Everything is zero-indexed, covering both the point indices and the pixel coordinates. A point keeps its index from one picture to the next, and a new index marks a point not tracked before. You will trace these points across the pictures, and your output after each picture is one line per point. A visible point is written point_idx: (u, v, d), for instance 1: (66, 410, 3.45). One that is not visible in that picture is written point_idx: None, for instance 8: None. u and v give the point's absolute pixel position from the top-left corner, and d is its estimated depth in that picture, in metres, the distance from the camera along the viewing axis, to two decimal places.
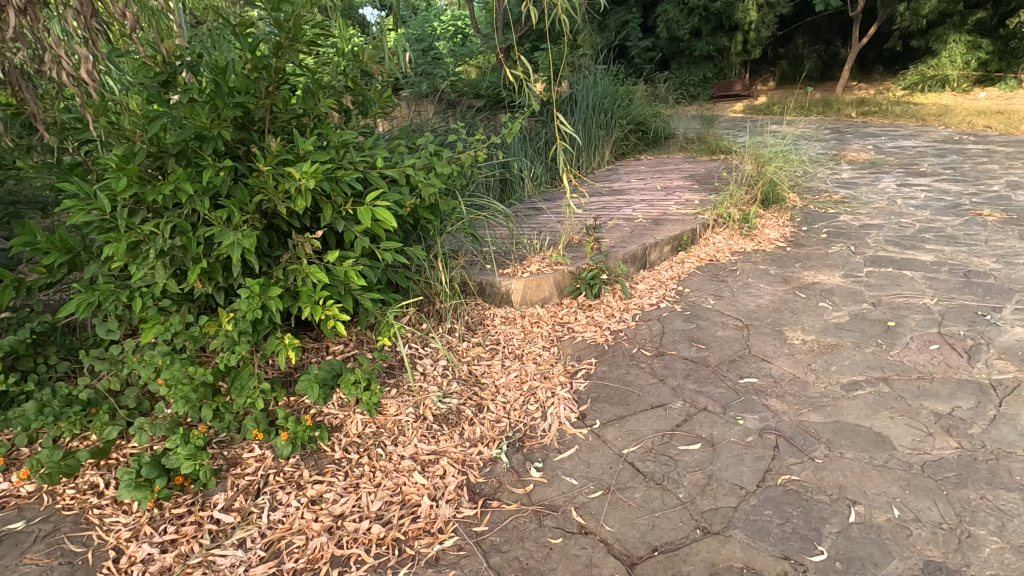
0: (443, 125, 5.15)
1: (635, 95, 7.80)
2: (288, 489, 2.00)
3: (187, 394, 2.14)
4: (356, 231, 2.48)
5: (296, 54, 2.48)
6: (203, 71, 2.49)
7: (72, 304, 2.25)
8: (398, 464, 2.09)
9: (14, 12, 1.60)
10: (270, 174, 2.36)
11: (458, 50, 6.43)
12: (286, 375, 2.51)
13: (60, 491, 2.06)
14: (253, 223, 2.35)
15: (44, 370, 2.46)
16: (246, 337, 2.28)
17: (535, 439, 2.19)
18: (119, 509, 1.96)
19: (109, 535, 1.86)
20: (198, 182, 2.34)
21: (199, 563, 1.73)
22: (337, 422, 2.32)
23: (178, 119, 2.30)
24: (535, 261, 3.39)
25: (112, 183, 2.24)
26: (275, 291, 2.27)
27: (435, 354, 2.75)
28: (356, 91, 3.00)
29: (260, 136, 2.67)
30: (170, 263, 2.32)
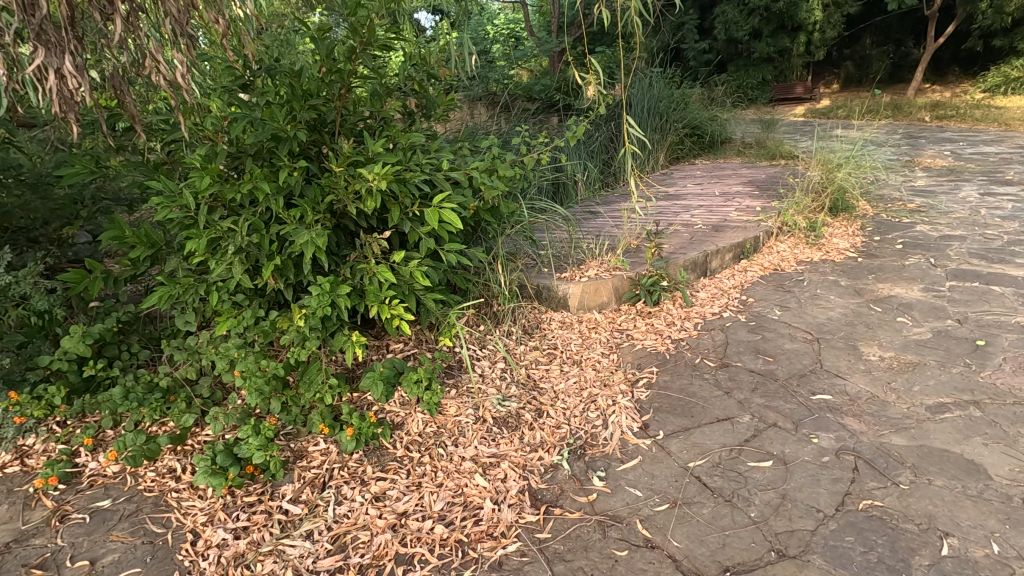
0: (499, 128, 5.16)
1: (692, 98, 7.62)
2: (352, 484, 2.04)
3: (259, 387, 2.21)
4: (421, 232, 2.52)
5: (369, 58, 2.55)
6: (279, 75, 2.59)
7: (155, 295, 2.37)
8: (459, 466, 2.09)
9: (120, 19, 1.68)
10: (342, 175, 2.43)
11: (514, 54, 6.45)
12: (349, 371, 2.57)
13: (141, 473, 2.18)
14: (324, 222, 2.42)
15: (127, 357, 2.61)
16: (316, 332, 2.35)
17: (597, 447, 2.16)
18: (195, 494, 2.05)
19: (186, 518, 1.95)
20: (274, 182, 2.43)
21: (270, 552, 1.79)
22: (399, 420, 2.36)
23: (258, 121, 2.39)
24: (593, 266, 3.35)
25: (196, 182, 2.35)
26: (343, 289, 2.33)
27: (493, 356, 2.75)
28: (421, 94, 3.05)
29: (331, 137, 2.75)
30: (246, 259, 2.40)
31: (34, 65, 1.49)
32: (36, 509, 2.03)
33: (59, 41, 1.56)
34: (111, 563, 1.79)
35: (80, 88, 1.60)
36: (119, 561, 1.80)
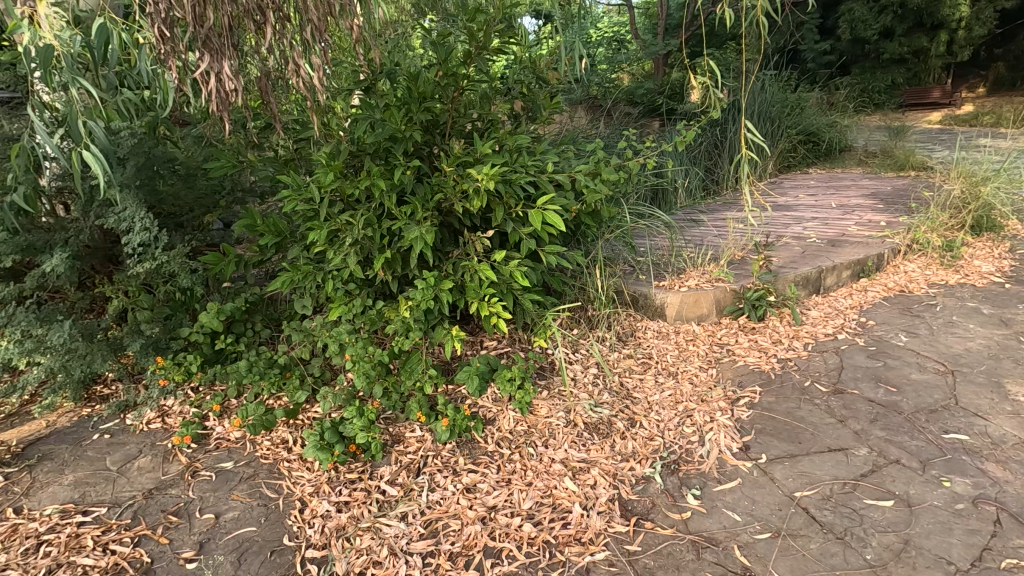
0: (600, 132, 5.09)
1: (809, 102, 7.13)
2: (445, 474, 2.11)
3: (366, 371, 2.35)
4: (523, 233, 2.55)
5: (483, 62, 2.63)
6: (398, 79, 2.73)
7: (279, 280, 2.59)
8: (549, 467, 2.10)
9: (271, 28, 1.85)
10: (452, 175, 2.52)
11: (616, 57, 6.38)
12: (446, 364, 2.66)
13: (259, 441, 2.39)
14: (432, 220, 2.52)
15: (252, 335, 2.88)
16: (419, 324, 2.45)
17: (692, 464, 2.08)
18: (304, 465, 2.22)
19: (296, 486, 2.11)
20: (389, 180, 2.58)
21: (368, 528, 1.89)
22: (491, 415, 2.41)
23: (378, 122, 2.54)
24: (694, 275, 3.22)
25: (320, 178, 2.54)
26: (447, 284, 2.42)
27: (586, 360, 2.73)
28: (528, 97, 3.10)
29: (442, 138, 2.86)
30: (360, 251, 2.56)
31: (200, 70, 1.69)
32: (173, 463, 2.29)
33: (221, 48, 1.75)
34: (232, 519, 1.98)
35: (235, 90, 1.79)
36: (238, 518, 1.98)
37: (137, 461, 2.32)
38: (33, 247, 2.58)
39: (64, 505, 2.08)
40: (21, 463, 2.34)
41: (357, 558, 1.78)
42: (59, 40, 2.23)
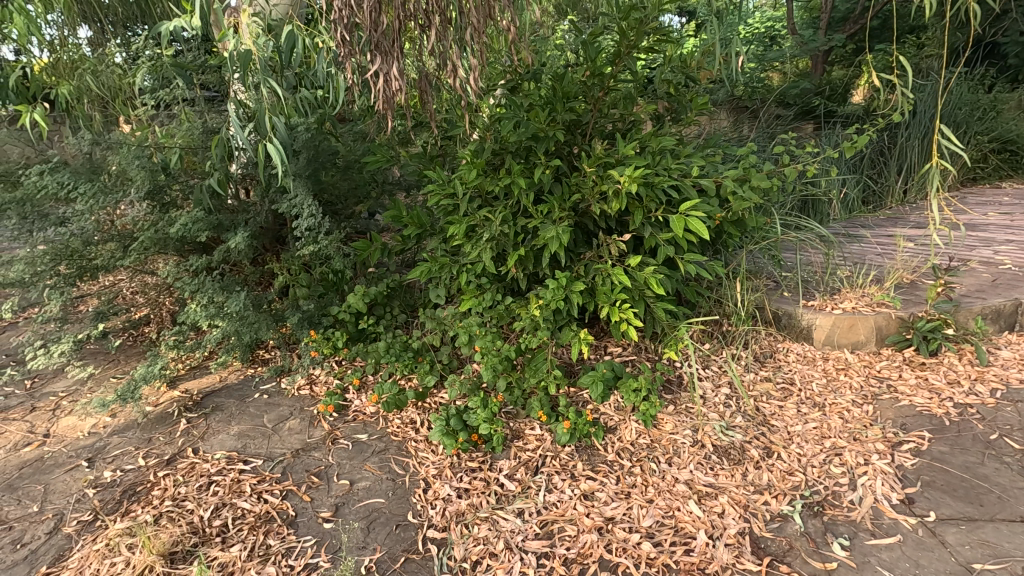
0: (745, 136, 4.74)
1: (1009, 104, 6.08)
2: (563, 476, 2.10)
3: (493, 364, 2.41)
4: (661, 239, 2.45)
5: (632, 62, 2.56)
6: (544, 78, 2.75)
7: (419, 269, 2.75)
8: (672, 486, 2.00)
9: (435, 31, 1.95)
10: (592, 175, 2.49)
11: (767, 55, 5.91)
12: (569, 365, 2.65)
13: (390, 419, 2.56)
14: (568, 220, 2.52)
15: (390, 318, 3.08)
16: (547, 323, 2.46)
17: (838, 509, 1.86)
18: (430, 447, 2.33)
19: (422, 467, 2.22)
20: (528, 178, 2.61)
21: (486, 519, 1.93)
22: (612, 423, 2.35)
23: (522, 121, 2.58)
24: (851, 297, 2.87)
25: (464, 174, 2.64)
26: (578, 286, 2.40)
27: (717, 378, 2.56)
28: (675, 97, 2.96)
29: (583, 138, 2.84)
30: (495, 247, 2.63)
31: (373, 72, 1.83)
32: (317, 428, 2.53)
33: (390, 50, 1.88)
34: (364, 488, 2.13)
35: (399, 89, 1.91)
36: (369, 488, 2.13)
37: (288, 421, 2.60)
38: (222, 226, 2.98)
39: (229, 452, 2.38)
40: (200, 410, 2.73)
41: (474, 546, 1.82)
42: (256, 46, 2.54)
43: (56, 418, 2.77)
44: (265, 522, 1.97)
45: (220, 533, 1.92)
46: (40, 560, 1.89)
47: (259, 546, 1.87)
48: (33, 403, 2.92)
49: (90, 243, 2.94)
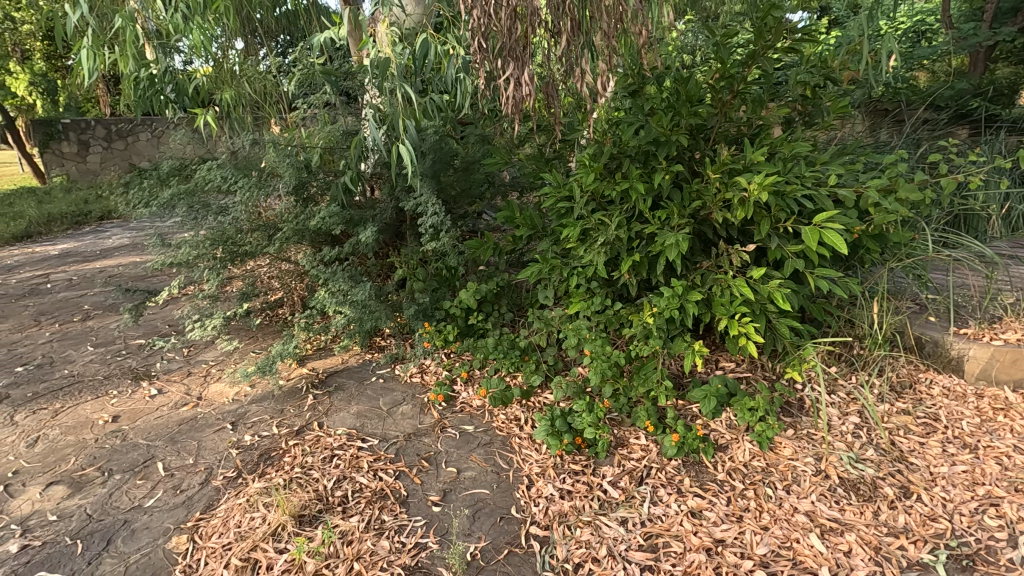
0: (886, 141, 4.31)
1: None
2: (669, 491, 2.04)
3: (602, 370, 2.39)
4: (789, 252, 2.30)
5: (766, 63, 2.43)
6: (669, 82, 2.69)
7: (531, 269, 2.80)
8: (790, 515, 1.87)
9: (566, 37, 1.97)
10: (716, 181, 2.39)
11: (915, 52, 5.34)
12: (678, 377, 2.57)
13: (495, 414, 2.64)
14: (687, 227, 2.44)
15: (498, 316, 3.17)
16: (659, 332, 2.40)
17: (993, 567, 1.64)
18: (533, 445, 2.37)
19: (525, 464, 2.26)
20: (647, 183, 2.56)
21: (589, 523, 1.92)
22: (724, 441, 2.24)
23: (644, 125, 2.54)
24: (1016, 328, 2.52)
25: (581, 178, 2.66)
26: (695, 295, 2.32)
27: (844, 405, 2.36)
28: (811, 100, 2.77)
29: (706, 143, 2.73)
30: (609, 252, 2.61)
31: (506, 78, 1.90)
32: (427, 415, 2.67)
33: (522, 56, 1.93)
34: (470, 478, 2.21)
35: (528, 94, 1.96)
36: (475, 478, 2.20)
37: (402, 406, 2.76)
38: (352, 220, 3.23)
39: (349, 429, 2.58)
40: (324, 388, 2.98)
41: (576, 549, 1.83)
42: (393, 53, 2.72)
43: (207, 383, 3.16)
44: (380, 498, 2.11)
45: (341, 503, 2.09)
46: (194, 505, 2.16)
47: (375, 520, 2.00)
48: (189, 368, 3.36)
49: (242, 231, 3.31)
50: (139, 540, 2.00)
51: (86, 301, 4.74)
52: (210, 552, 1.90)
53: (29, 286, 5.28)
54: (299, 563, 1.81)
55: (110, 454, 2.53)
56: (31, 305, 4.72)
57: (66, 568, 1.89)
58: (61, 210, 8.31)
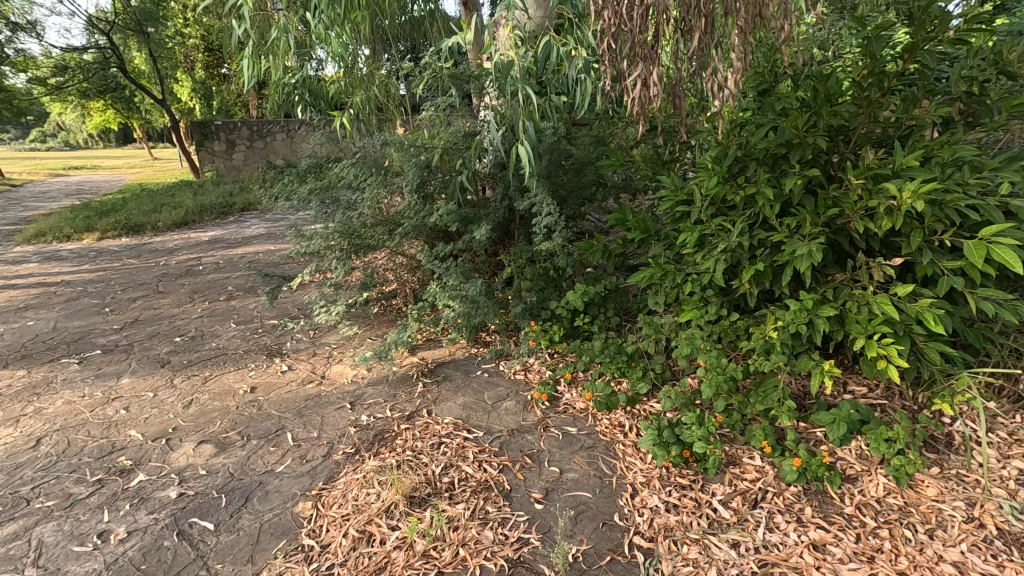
0: None
1: None
2: (788, 519, 1.90)
3: (717, 383, 2.28)
4: (945, 268, 2.05)
5: (926, 57, 2.18)
6: (806, 80, 2.49)
7: (643, 274, 2.74)
8: (933, 564, 1.68)
9: (699, 36, 1.89)
10: (859, 188, 2.19)
11: None
12: (801, 398, 2.39)
13: (599, 418, 2.61)
14: (821, 236, 2.26)
15: (604, 319, 3.14)
16: (783, 348, 2.25)
17: None
18: (638, 454, 2.32)
19: (629, 471, 2.22)
20: (776, 188, 2.41)
21: (697, 541, 1.85)
22: (853, 472, 2.05)
23: (776, 127, 2.38)
24: None
25: (703, 181, 2.55)
26: (827, 310, 2.15)
27: (1006, 447, 2.07)
28: (979, 98, 2.45)
29: (847, 146, 2.51)
30: (729, 259, 2.49)
31: (634, 79, 1.87)
32: (531, 413, 2.71)
33: (651, 56, 1.89)
34: (572, 479, 2.21)
35: (656, 95, 1.91)
36: (577, 480, 2.20)
37: (506, 402, 2.82)
38: (467, 218, 3.35)
39: (456, 419, 2.68)
40: (433, 377, 3.12)
41: (683, 566, 1.76)
42: (517, 56, 2.79)
43: (329, 363, 3.44)
44: (485, 489, 2.17)
45: (448, 489, 2.17)
46: (317, 475, 2.36)
47: (479, 510, 2.06)
48: (315, 349, 3.67)
49: (366, 225, 3.55)
50: (272, 501, 2.21)
51: (230, 282, 5.34)
52: (331, 521, 2.06)
53: (186, 267, 6.05)
54: (410, 542, 1.91)
55: (248, 421, 2.83)
56: (187, 284, 5.41)
57: (213, 517, 2.15)
58: (211, 201, 9.42)
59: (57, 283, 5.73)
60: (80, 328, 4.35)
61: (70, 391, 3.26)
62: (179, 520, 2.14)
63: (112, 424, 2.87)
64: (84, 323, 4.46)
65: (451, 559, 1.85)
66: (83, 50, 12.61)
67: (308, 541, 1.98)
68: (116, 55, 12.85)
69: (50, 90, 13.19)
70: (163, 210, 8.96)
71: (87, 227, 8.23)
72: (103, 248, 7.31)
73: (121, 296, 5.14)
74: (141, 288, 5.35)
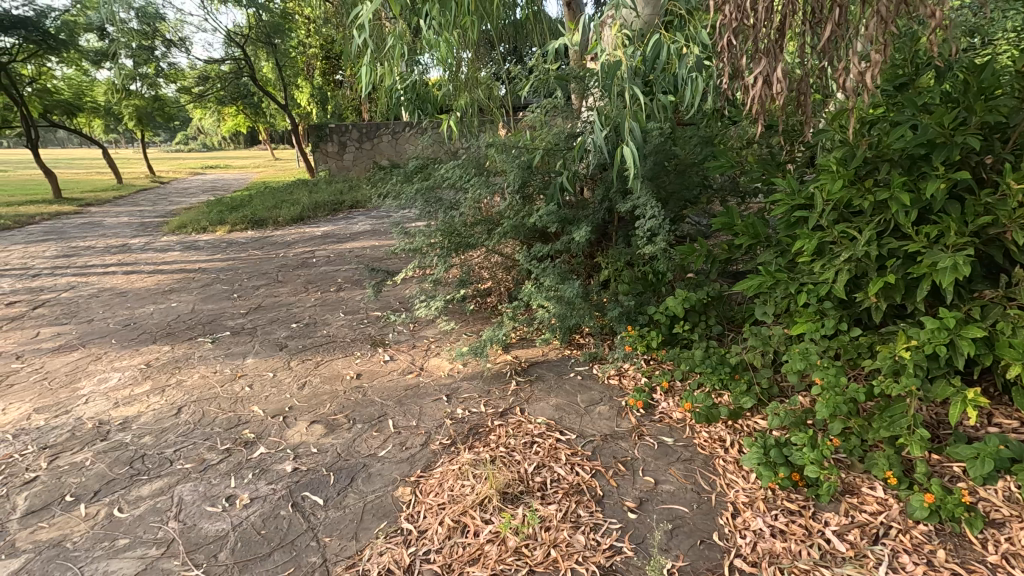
0: None
1: None
2: (917, 560, 1.71)
3: (835, 403, 2.11)
4: None
5: None
6: (954, 72, 2.23)
7: (751, 282, 2.59)
8: None
9: (832, 28, 1.75)
10: (1019, 194, 1.93)
11: None
12: (934, 428, 2.15)
13: (697, 430, 2.51)
14: (968, 248, 2.02)
15: (705, 327, 3.01)
16: (916, 369, 2.04)
17: None
18: (740, 472, 2.20)
19: (730, 489, 2.11)
20: (914, 193, 2.18)
21: (807, 572, 1.72)
22: (998, 516, 1.82)
23: (916, 125, 2.16)
24: None
25: (825, 184, 2.36)
26: (973, 331, 1.91)
27: None
28: None
29: (1002, 147, 2.22)
30: (853, 270, 2.29)
31: (755, 76, 1.76)
32: (625, 419, 2.65)
33: (775, 51, 1.77)
34: (668, 492, 2.14)
35: (779, 92, 1.79)
36: (673, 493, 2.12)
37: (599, 406, 2.78)
38: (566, 219, 3.35)
39: (549, 419, 2.68)
40: (526, 376, 3.15)
41: None
42: (625, 55, 2.74)
43: (428, 356, 3.58)
44: (577, 492, 2.16)
45: (541, 489, 2.18)
46: (416, 462, 2.47)
47: (572, 512, 2.05)
48: (415, 341, 3.84)
49: (467, 224, 3.66)
50: (375, 483, 2.35)
51: (340, 275, 5.73)
52: (428, 508, 2.14)
53: (301, 259, 6.57)
54: (502, 537, 1.94)
55: (354, 406, 3.02)
56: (302, 275, 5.87)
57: (323, 493, 2.31)
58: (324, 199, 10.15)
59: (196, 269, 6.45)
60: (214, 311, 4.86)
61: (205, 367, 3.65)
62: (293, 493, 2.33)
63: (238, 400, 3.18)
64: (217, 306, 4.99)
65: (543, 558, 1.86)
66: (222, 62, 14.08)
67: (407, 525, 2.07)
68: (248, 65, 14.21)
69: (194, 98, 14.87)
70: (283, 206, 9.80)
71: (220, 221, 9.18)
72: (233, 240, 8.12)
73: (248, 284, 5.68)
74: (264, 277, 5.88)
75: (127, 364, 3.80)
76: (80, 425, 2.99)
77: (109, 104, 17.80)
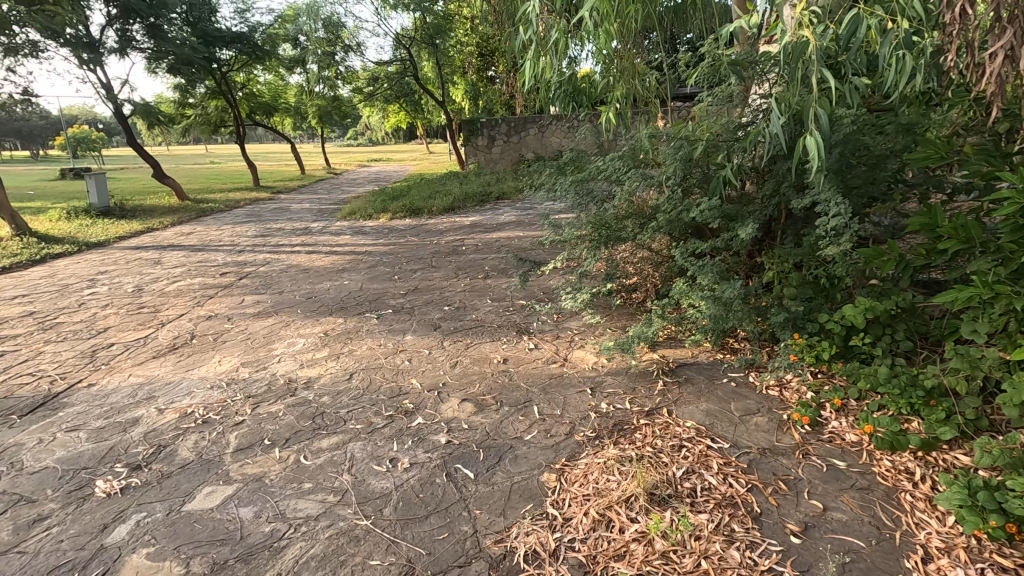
0: None
1: None
2: None
3: None
4: None
5: None
6: None
7: (960, 294, 2.21)
8: None
9: None
10: None
11: None
12: None
13: (877, 457, 2.22)
14: None
15: (891, 342, 2.65)
16: None
17: None
18: (933, 512, 1.91)
19: (920, 530, 1.84)
20: None
21: None
22: None
23: None
24: None
25: None
26: None
27: None
28: None
29: None
30: None
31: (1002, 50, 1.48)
32: (787, 435, 2.43)
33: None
34: (839, 520, 1.93)
35: None
36: (846, 523, 1.91)
37: (756, 417, 2.59)
38: (728, 215, 3.15)
39: (699, 424, 2.56)
40: (674, 376, 3.04)
41: None
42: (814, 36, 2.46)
43: (572, 348, 3.61)
44: (731, 505, 2.03)
45: (690, 495, 2.09)
46: (560, 451, 2.51)
47: (725, 525, 1.93)
48: (559, 332, 3.89)
49: (619, 218, 3.60)
50: (521, 465, 2.43)
51: (487, 263, 5.99)
52: (573, 497, 2.17)
53: (452, 247, 6.98)
54: (649, 538, 1.90)
55: (501, 389, 3.15)
56: (454, 261, 6.24)
57: (473, 467, 2.45)
58: (474, 191, 10.66)
59: (363, 252, 7.18)
60: (378, 290, 5.38)
61: (372, 340, 4.06)
62: (447, 463, 2.50)
63: (399, 372, 3.49)
64: (381, 286, 5.51)
65: (692, 567, 1.78)
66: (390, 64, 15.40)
67: (552, 511, 2.11)
68: (412, 65, 15.37)
69: (365, 97, 16.48)
70: (437, 196, 10.48)
71: (383, 209, 10.10)
72: (394, 226, 8.89)
73: (406, 267, 6.19)
74: (420, 262, 6.36)
75: (310, 331, 4.35)
76: (274, 380, 3.50)
77: (298, 104, 20.42)
